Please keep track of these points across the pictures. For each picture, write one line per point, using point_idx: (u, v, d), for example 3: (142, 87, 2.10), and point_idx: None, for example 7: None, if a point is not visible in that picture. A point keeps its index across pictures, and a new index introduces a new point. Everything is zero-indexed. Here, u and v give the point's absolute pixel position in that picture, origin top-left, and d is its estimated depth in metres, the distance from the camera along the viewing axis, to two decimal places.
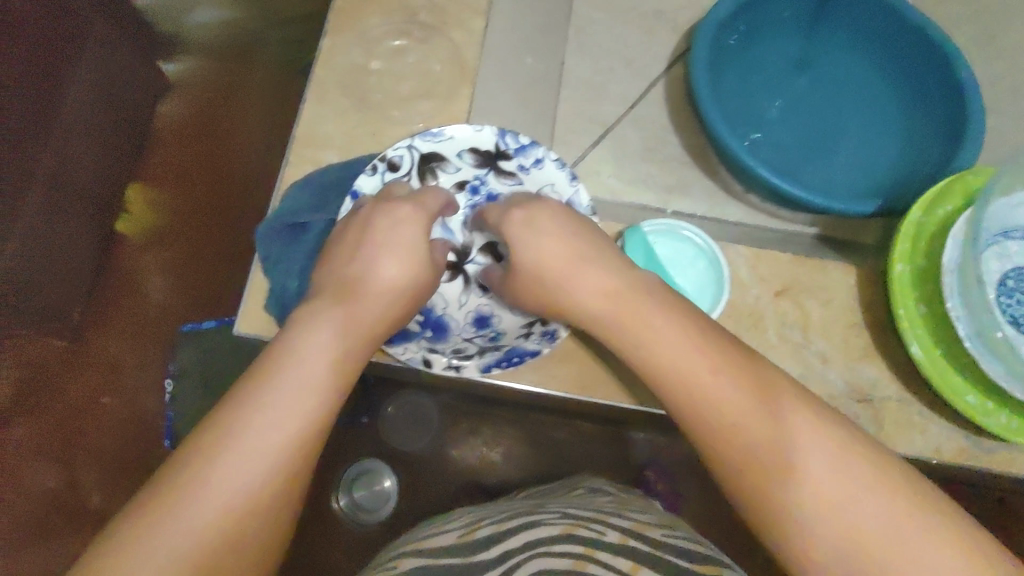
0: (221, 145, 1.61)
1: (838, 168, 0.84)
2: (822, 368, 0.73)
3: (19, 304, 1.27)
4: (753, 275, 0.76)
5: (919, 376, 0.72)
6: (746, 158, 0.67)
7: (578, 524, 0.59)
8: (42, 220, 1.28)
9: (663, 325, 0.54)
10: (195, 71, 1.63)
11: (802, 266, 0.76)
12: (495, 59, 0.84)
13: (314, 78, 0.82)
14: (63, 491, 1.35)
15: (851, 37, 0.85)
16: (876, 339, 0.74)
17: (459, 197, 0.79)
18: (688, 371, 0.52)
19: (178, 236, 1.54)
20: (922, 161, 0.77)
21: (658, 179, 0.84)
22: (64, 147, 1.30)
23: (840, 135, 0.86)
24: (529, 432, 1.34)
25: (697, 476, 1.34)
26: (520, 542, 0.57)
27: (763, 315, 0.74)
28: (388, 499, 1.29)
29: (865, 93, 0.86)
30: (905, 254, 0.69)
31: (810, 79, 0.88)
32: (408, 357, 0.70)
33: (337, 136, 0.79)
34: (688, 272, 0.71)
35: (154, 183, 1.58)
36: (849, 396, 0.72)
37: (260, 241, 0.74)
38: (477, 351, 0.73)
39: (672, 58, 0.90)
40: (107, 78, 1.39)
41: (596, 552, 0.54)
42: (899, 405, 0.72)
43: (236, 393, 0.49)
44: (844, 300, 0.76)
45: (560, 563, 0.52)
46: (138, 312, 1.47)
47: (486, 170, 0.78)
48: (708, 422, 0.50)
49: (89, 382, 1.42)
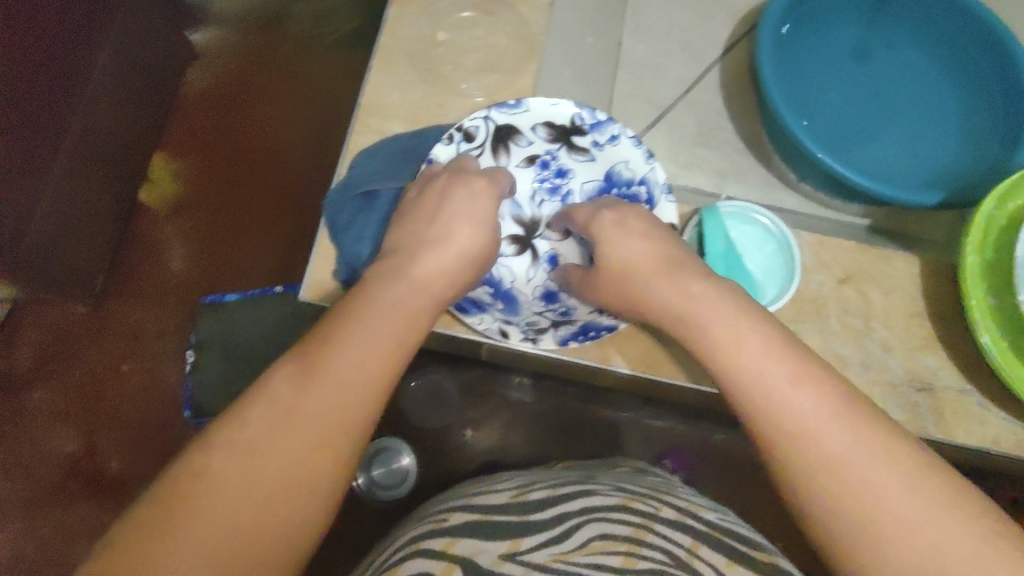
0: (246, 116, 1.59)
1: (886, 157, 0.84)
2: (884, 356, 0.75)
3: (47, 267, 1.27)
4: (816, 261, 0.78)
5: (977, 366, 0.74)
6: (809, 144, 0.68)
7: (633, 498, 0.66)
8: (72, 185, 1.26)
9: (734, 324, 0.58)
10: (223, 42, 1.62)
11: (864, 254, 0.78)
12: (561, 35, 0.85)
13: (381, 46, 0.83)
14: (83, 456, 1.35)
15: (914, 29, 0.85)
16: (937, 329, 0.76)
17: (530, 170, 0.82)
18: (765, 362, 0.55)
19: (202, 206, 1.53)
20: (976, 160, 0.78)
21: (712, 164, 0.86)
22: (93, 112, 1.28)
23: (891, 125, 0.86)
24: (552, 415, 1.35)
25: (716, 465, 1.35)
26: (577, 507, 0.65)
27: (827, 302, 0.76)
28: (405, 477, 1.29)
29: (920, 87, 0.86)
30: (976, 246, 0.69)
31: (866, 68, 0.88)
32: (485, 328, 0.74)
33: (403, 106, 0.81)
34: (756, 257, 0.75)
35: (177, 151, 1.57)
36: (909, 383, 0.74)
37: (329, 206, 0.76)
38: (549, 324, 0.76)
39: (729, 45, 0.91)
40: (138, 42, 1.37)
41: (653, 526, 0.62)
42: (959, 396, 0.74)
43: (334, 354, 0.50)
44: (907, 291, 0.78)
45: (621, 529, 0.61)
46: (159, 280, 1.47)
47: (558, 144, 0.81)
48: (799, 399, 0.51)
49: (110, 349, 1.42)
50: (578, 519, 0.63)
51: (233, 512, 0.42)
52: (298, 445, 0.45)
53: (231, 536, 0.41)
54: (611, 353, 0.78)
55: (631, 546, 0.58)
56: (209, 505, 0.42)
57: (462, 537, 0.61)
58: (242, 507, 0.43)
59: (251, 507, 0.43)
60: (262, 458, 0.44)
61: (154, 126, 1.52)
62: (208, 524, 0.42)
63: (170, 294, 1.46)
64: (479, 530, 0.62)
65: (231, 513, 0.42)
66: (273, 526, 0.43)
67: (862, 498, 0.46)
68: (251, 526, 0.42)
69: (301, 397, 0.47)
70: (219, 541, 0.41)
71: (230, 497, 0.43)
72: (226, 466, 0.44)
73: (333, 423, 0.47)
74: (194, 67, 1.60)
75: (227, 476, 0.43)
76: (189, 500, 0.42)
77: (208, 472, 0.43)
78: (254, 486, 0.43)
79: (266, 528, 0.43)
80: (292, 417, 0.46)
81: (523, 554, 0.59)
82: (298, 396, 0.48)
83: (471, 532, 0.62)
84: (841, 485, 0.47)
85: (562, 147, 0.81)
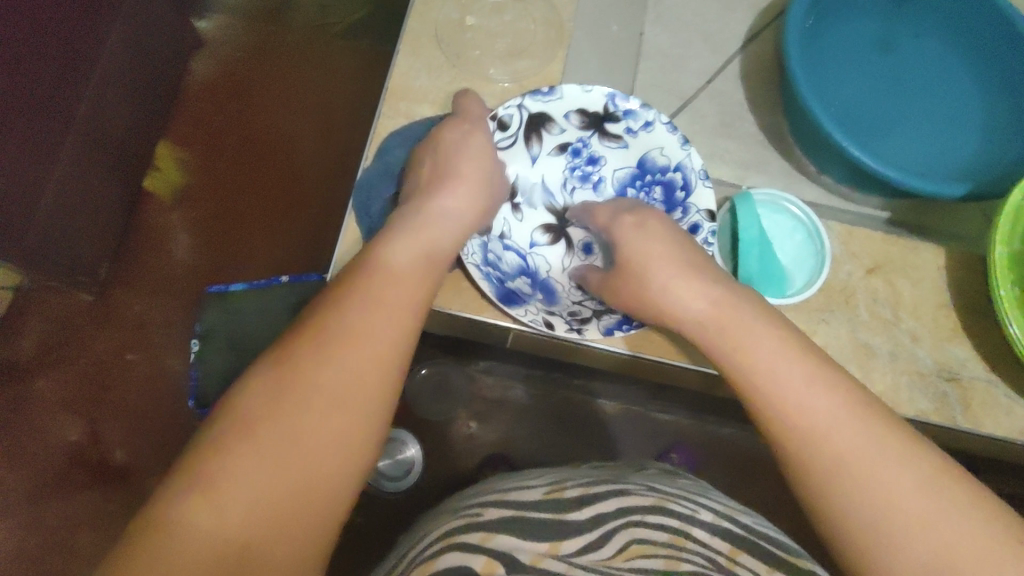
0: (251, 104, 1.58)
1: (910, 150, 0.85)
2: (912, 346, 0.76)
3: (54, 255, 1.25)
4: (844, 251, 0.79)
5: (1003, 357, 0.75)
6: (838, 135, 0.68)
7: (668, 498, 0.66)
8: (78, 172, 1.25)
9: (759, 326, 0.57)
10: (229, 30, 1.60)
11: (889, 244, 0.79)
12: (585, 25, 0.86)
13: (408, 31, 0.83)
14: (87, 444, 1.34)
15: (937, 23, 0.86)
16: (964, 321, 0.77)
17: (562, 158, 0.83)
18: (795, 360, 0.54)
19: (208, 196, 1.52)
20: (1000, 153, 0.78)
21: (735, 155, 0.87)
22: (99, 98, 1.26)
23: (914, 118, 0.86)
24: (559, 407, 1.35)
25: (719, 458, 1.36)
26: (613, 509, 0.64)
27: (855, 292, 0.77)
28: (410, 467, 1.26)
29: (943, 80, 0.87)
30: (1005, 236, 0.69)
31: (889, 60, 0.88)
32: (531, 318, 0.72)
33: (431, 90, 0.80)
34: (785, 246, 0.76)
35: (182, 141, 1.55)
36: (937, 373, 0.75)
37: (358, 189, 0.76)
38: (592, 313, 0.76)
39: (751, 35, 0.91)
40: (144, 29, 1.36)
41: (689, 530, 0.62)
42: (987, 387, 0.74)
43: (376, 336, 0.50)
44: (934, 282, 0.78)
45: (658, 536, 0.61)
46: (163, 269, 1.45)
47: (590, 132, 0.81)
48: (839, 389, 0.51)
49: (115, 338, 1.40)
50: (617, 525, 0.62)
51: (253, 496, 0.42)
52: (316, 433, 0.45)
53: (257, 515, 0.41)
54: (639, 338, 0.78)
55: (673, 548, 0.59)
56: (229, 486, 0.42)
57: (499, 531, 0.60)
58: (262, 488, 0.42)
59: (276, 489, 0.42)
60: (276, 444, 0.43)
61: (159, 113, 1.50)
62: (224, 509, 0.41)
63: (178, 283, 1.45)
64: (514, 527, 0.61)
65: (253, 494, 0.42)
66: (294, 507, 0.43)
67: (908, 503, 0.46)
68: (276, 508, 0.42)
69: (318, 381, 0.46)
70: (241, 520, 0.41)
71: (249, 482, 0.42)
72: (244, 453, 0.43)
73: (356, 404, 0.47)
74: (199, 53, 1.58)
75: (243, 460, 0.43)
76: (209, 480, 0.42)
77: (224, 457, 0.43)
78: (274, 470, 0.43)
79: (291, 516, 0.42)
80: (308, 399, 0.46)
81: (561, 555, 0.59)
82: (318, 378, 0.47)
83: (505, 529, 0.60)
84: (865, 476, 0.47)
85: (594, 135, 0.82)
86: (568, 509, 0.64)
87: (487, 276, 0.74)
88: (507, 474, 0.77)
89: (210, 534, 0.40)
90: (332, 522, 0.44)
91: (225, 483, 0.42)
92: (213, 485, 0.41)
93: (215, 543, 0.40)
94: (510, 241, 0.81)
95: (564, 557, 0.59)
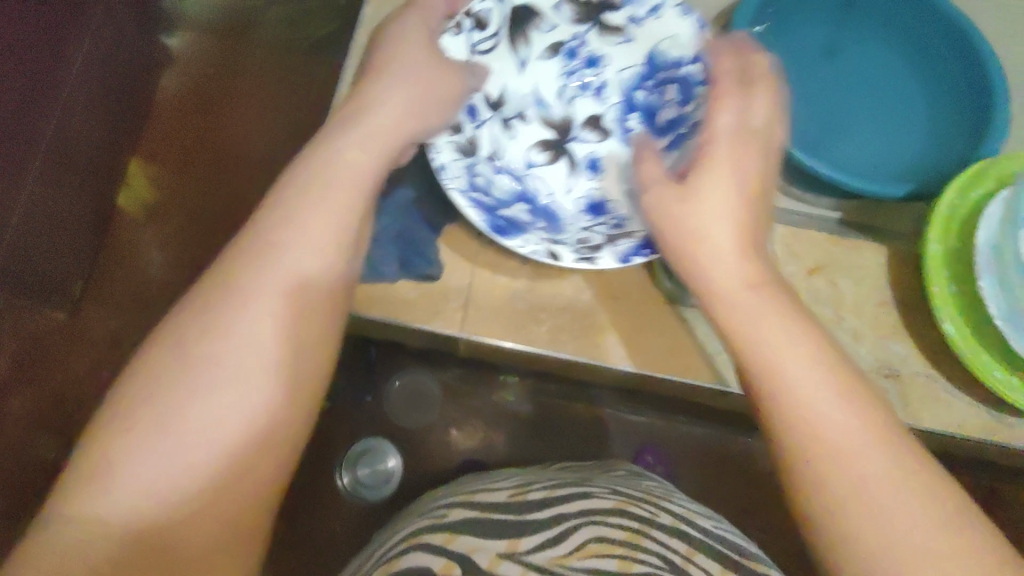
0: (221, 118, 1.58)
1: (854, 153, 0.87)
2: (854, 343, 0.78)
3: (22, 277, 1.25)
4: (789, 252, 0.81)
5: (943, 353, 0.77)
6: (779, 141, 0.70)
7: (629, 502, 0.67)
8: (42, 194, 1.24)
9: None
10: (197, 46, 1.60)
11: (833, 245, 0.82)
12: None
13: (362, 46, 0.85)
14: (60, 460, 1.34)
15: (883, 28, 0.88)
16: (905, 318, 0.79)
17: (552, 62, 0.80)
18: None
19: (179, 210, 1.52)
20: (944, 156, 0.81)
21: None
22: (63, 121, 1.26)
23: (859, 122, 0.89)
24: (532, 413, 1.36)
25: (691, 459, 1.37)
26: (573, 510, 0.66)
27: (798, 291, 0.79)
28: (389, 477, 1.29)
29: (888, 85, 0.89)
30: (939, 232, 0.72)
31: (834, 66, 0.90)
32: (533, 251, 0.68)
33: None
34: None
35: (153, 156, 1.54)
36: (878, 370, 0.77)
37: None
38: (601, 240, 0.70)
39: None
40: (106, 49, 1.36)
41: (648, 531, 0.63)
42: (926, 382, 0.77)
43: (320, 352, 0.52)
44: (876, 280, 0.81)
45: (615, 534, 0.62)
46: (137, 284, 1.46)
47: (586, 26, 0.77)
48: None
49: (90, 355, 1.41)
50: (574, 519, 0.64)
51: (168, 463, 0.45)
52: (224, 399, 0.48)
53: (162, 483, 0.45)
54: (605, 335, 0.79)
55: (628, 543, 0.61)
56: (143, 455, 0.45)
57: (462, 532, 0.62)
58: (176, 456, 0.46)
59: (191, 459, 0.46)
60: (194, 410, 0.47)
61: (129, 128, 1.50)
62: (149, 468, 0.45)
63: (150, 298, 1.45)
64: (473, 528, 0.63)
65: (165, 461, 0.45)
66: (197, 475, 0.46)
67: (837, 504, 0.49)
68: (187, 476, 0.46)
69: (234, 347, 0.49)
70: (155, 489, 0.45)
71: (159, 448, 0.45)
72: (165, 410, 0.47)
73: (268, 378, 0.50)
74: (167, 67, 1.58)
75: (170, 416, 0.46)
76: (125, 439, 0.45)
77: (141, 416, 0.46)
78: (186, 436, 0.46)
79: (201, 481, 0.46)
80: (221, 366, 0.48)
81: (521, 554, 0.60)
82: (250, 346, 0.50)
83: (466, 530, 0.63)
84: (824, 466, 0.47)
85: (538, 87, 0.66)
86: (531, 508, 0.67)
87: (475, 196, 0.69)
88: (485, 474, 0.80)
89: (135, 493, 0.44)
90: (256, 498, 0.49)
91: (139, 451, 0.45)
92: (130, 446, 0.45)
93: (139, 494, 0.44)
94: (478, 153, 0.75)
95: (525, 554, 0.61)
